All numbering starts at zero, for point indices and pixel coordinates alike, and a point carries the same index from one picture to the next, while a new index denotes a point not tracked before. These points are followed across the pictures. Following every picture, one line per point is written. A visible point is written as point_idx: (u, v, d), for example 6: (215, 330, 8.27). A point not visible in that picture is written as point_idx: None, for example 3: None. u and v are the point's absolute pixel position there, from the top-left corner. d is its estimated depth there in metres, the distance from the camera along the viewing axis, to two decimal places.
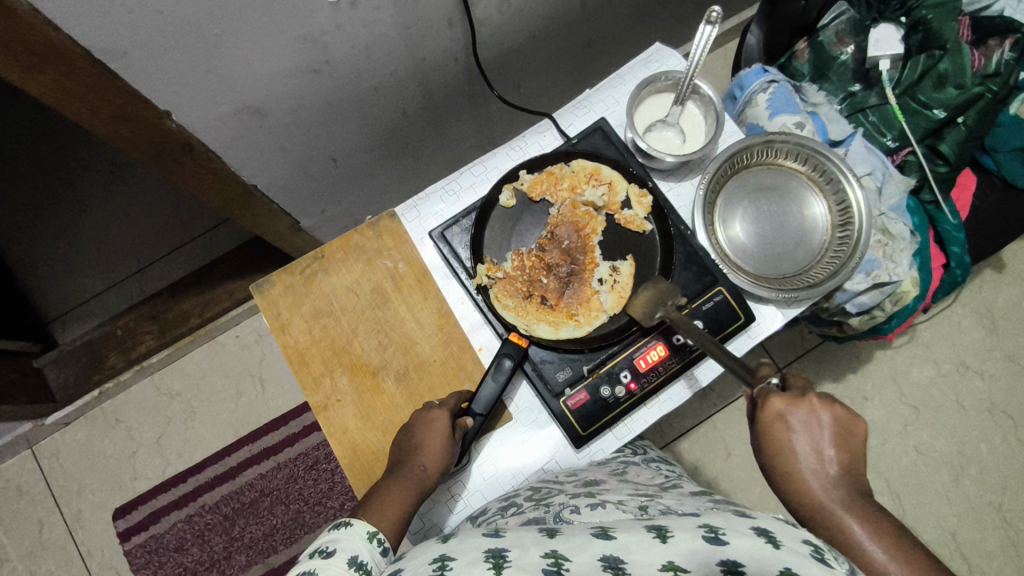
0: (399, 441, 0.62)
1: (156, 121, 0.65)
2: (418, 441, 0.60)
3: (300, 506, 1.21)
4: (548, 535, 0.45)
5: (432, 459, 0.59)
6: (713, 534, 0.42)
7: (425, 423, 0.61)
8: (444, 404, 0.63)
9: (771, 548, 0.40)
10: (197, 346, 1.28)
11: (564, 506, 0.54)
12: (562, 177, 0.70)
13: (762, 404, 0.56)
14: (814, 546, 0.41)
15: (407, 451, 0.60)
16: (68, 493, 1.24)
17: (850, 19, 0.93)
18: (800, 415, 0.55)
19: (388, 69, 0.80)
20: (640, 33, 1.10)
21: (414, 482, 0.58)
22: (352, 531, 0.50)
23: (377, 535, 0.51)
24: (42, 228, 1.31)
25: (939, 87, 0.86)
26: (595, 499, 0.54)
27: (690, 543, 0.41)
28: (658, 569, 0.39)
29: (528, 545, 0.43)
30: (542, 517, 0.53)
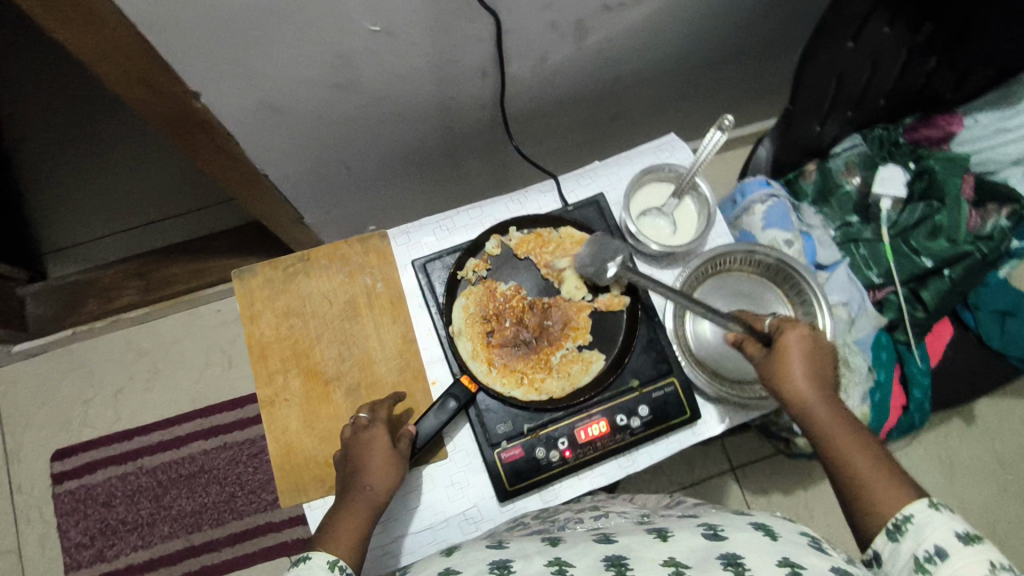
0: (343, 468, 0.61)
1: (183, 97, 0.68)
2: (362, 463, 0.60)
3: (235, 490, 1.22)
4: (551, 544, 0.51)
5: (379, 480, 0.59)
6: (711, 533, 0.49)
7: (366, 444, 0.61)
8: (379, 418, 0.64)
9: (770, 541, 0.47)
10: (178, 310, 1.30)
11: (569, 519, 0.60)
12: (548, 241, 0.72)
13: (780, 335, 0.58)
14: (809, 538, 0.50)
15: (353, 474, 0.60)
16: (14, 424, 1.25)
17: (861, 153, 0.93)
18: (814, 348, 0.58)
19: (416, 99, 0.84)
20: (665, 120, 1.14)
21: (365, 503, 0.58)
22: (311, 564, 0.50)
23: (338, 563, 0.51)
24: (62, 164, 1.34)
25: (932, 236, 0.89)
26: (599, 514, 0.62)
27: (689, 542, 0.48)
28: (659, 563, 0.45)
29: (533, 555, 0.48)
30: (548, 527, 0.59)
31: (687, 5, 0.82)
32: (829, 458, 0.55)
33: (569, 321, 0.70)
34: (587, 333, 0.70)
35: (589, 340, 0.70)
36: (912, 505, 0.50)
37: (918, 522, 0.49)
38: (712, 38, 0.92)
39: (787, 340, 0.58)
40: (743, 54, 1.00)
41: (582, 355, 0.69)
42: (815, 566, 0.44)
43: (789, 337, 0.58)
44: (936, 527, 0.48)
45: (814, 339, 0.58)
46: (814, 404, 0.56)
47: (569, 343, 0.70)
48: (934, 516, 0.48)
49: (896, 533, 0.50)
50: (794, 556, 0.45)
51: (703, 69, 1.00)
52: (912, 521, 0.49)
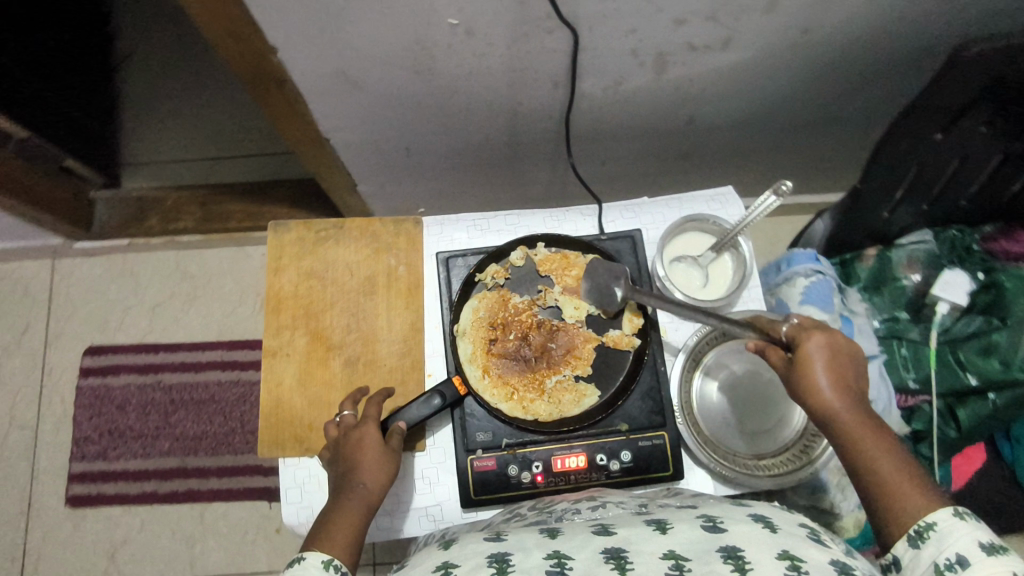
0: (335, 468, 0.61)
1: (263, 51, 0.71)
2: (356, 462, 0.60)
3: (236, 426, 1.28)
4: (549, 536, 0.48)
5: (373, 478, 0.59)
6: (711, 524, 0.46)
7: (358, 445, 0.61)
8: (369, 417, 0.63)
9: (768, 532, 0.44)
10: (228, 246, 1.36)
11: (566, 510, 0.58)
12: (573, 265, 0.71)
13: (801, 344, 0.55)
14: (809, 530, 0.46)
15: (348, 472, 0.59)
16: (59, 313, 1.34)
17: (928, 250, 0.88)
18: (835, 357, 0.54)
19: (486, 98, 0.85)
20: (734, 170, 1.10)
21: (360, 501, 0.57)
22: (305, 566, 0.50)
23: (334, 563, 0.51)
24: (158, 84, 1.41)
25: (984, 354, 0.82)
26: (595, 502, 0.59)
27: (689, 534, 0.45)
28: (660, 556, 0.43)
29: (531, 548, 0.45)
30: (545, 519, 0.57)
31: (777, 60, 0.79)
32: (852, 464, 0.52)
33: (573, 348, 0.69)
34: (588, 364, 0.69)
35: (589, 373, 0.69)
36: (937, 512, 0.47)
37: (941, 530, 0.46)
38: (799, 97, 0.89)
39: (808, 348, 0.54)
40: (829, 120, 0.96)
41: (577, 386, 0.68)
42: (815, 561, 0.42)
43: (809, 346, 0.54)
44: (960, 537, 0.45)
45: (832, 347, 0.54)
46: (838, 409, 0.52)
47: (567, 370, 0.69)
48: (958, 524, 0.46)
49: (918, 539, 0.47)
50: (794, 549, 0.42)
51: (784, 127, 0.96)
52: (935, 528, 0.46)
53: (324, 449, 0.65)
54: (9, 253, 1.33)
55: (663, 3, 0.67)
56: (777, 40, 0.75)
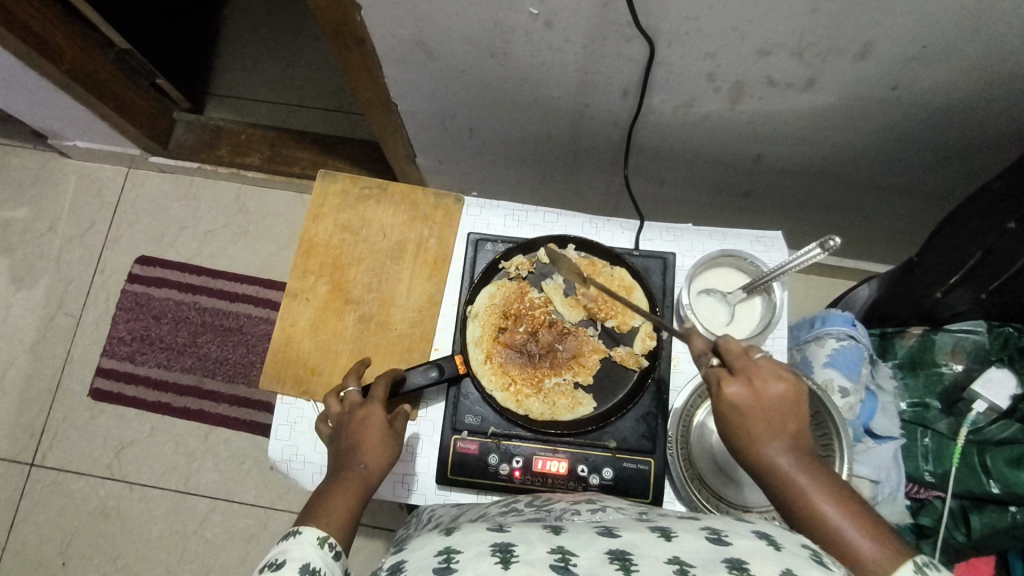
0: (337, 443, 0.61)
1: (347, 7, 0.73)
2: (360, 440, 0.59)
3: (256, 361, 1.34)
4: (551, 532, 0.46)
5: (374, 458, 0.58)
6: (714, 536, 0.43)
7: (363, 425, 0.60)
8: (377, 397, 0.63)
9: (772, 550, 0.41)
10: (287, 188, 1.41)
11: (565, 510, 0.56)
12: (598, 273, 0.70)
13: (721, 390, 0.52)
14: (810, 550, 0.43)
15: (350, 449, 0.59)
16: (123, 218, 1.43)
17: (976, 342, 0.82)
18: (756, 400, 0.51)
19: (554, 93, 0.85)
20: (794, 218, 1.07)
21: (358, 481, 0.57)
22: (301, 539, 0.51)
23: (329, 540, 0.51)
24: (258, 25, 1.48)
25: (1015, 464, 0.75)
26: (596, 505, 0.57)
27: (693, 543, 0.42)
28: (664, 560, 0.40)
29: (533, 541, 0.43)
30: (542, 517, 0.55)
31: (857, 112, 0.76)
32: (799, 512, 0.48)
33: (579, 355, 0.68)
34: (591, 374, 0.68)
35: (590, 382, 0.68)
36: (896, 566, 0.43)
37: None
38: (874, 156, 0.85)
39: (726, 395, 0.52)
40: (903, 186, 0.91)
41: (575, 393, 0.68)
42: None
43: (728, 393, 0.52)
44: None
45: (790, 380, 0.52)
46: (774, 459, 0.49)
47: (568, 376, 0.68)
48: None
49: None
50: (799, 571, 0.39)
51: (853, 184, 0.93)
52: None
53: (324, 421, 0.64)
54: (91, 154, 1.42)
55: (748, 31, 0.66)
56: (861, 92, 0.72)
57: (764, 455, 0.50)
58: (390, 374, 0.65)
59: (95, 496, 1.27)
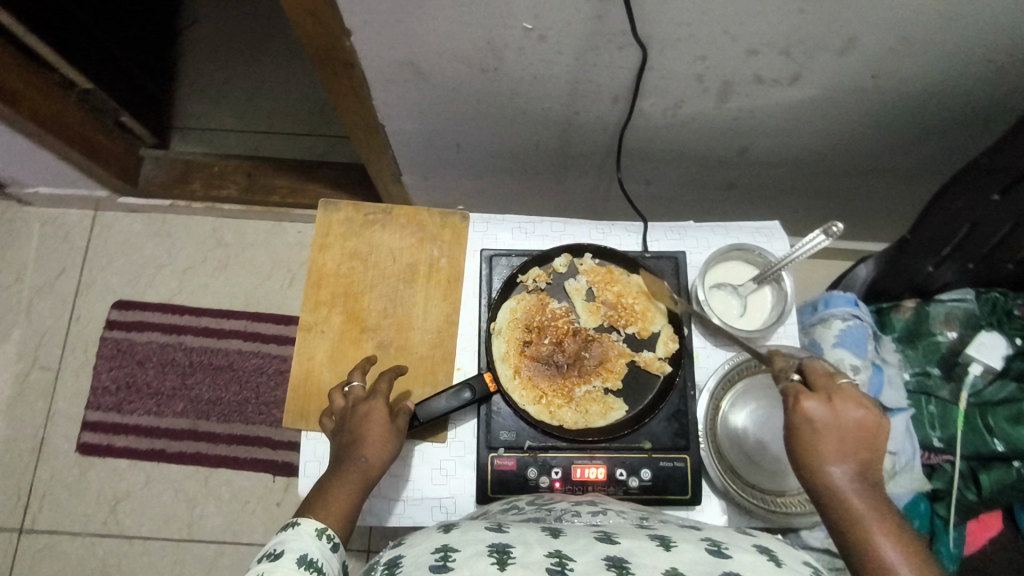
0: (340, 437, 0.63)
1: (337, 34, 0.72)
2: (361, 434, 0.61)
3: (249, 397, 1.30)
4: (551, 535, 0.48)
5: (374, 451, 0.60)
6: (716, 548, 0.46)
7: (365, 418, 0.63)
8: (380, 393, 0.65)
9: (773, 565, 0.45)
10: (265, 218, 1.38)
11: (565, 511, 0.58)
12: (615, 280, 0.71)
13: (797, 401, 0.53)
14: (811, 567, 0.47)
15: (352, 442, 0.61)
16: (95, 264, 1.37)
17: (967, 309, 0.87)
18: (831, 421, 0.51)
19: (545, 104, 0.86)
20: (778, 207, 1.10)
21: (359, 475, 0.59)
22: (298, 530, 0.53)
23: (326, 531, 0.54)
24: (219, 55, 1.45)
25: (1016, 421, 0.80)
26: (597, 508, 0.59)
27: (694, 554, 0.45)
28: (662, 571, 0.43)
29: (532, 544, 0.46)
30: (542, 517, 0.57)
31: (839, 102, 0.79)
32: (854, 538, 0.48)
33: (605, 361, 0.69)
34: (619, 379, 0.69)
35: (619, 387, 0.69)
36: None
37: None
38: (855, 142, 0.89)
39: (801, 407, 0.52)
40: (883, 169, 0.95)
41: (605, 399, 0.69)
42: None
43: (803, 406, 0.52)
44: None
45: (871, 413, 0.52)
46: (837, 480, 0.50)
47: (597, 383, 0.69)
48: None
49: None
50: None
51: (834, 169, 0.96)
52: None
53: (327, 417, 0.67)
54: (54, 200, 1.36)
55: (738, 32, 0.68)
56: (844, 82, 0.75)
57: (827, 475, 0.50)
58: (391, 372, 0.68)
59: (92, 556, 1.21)
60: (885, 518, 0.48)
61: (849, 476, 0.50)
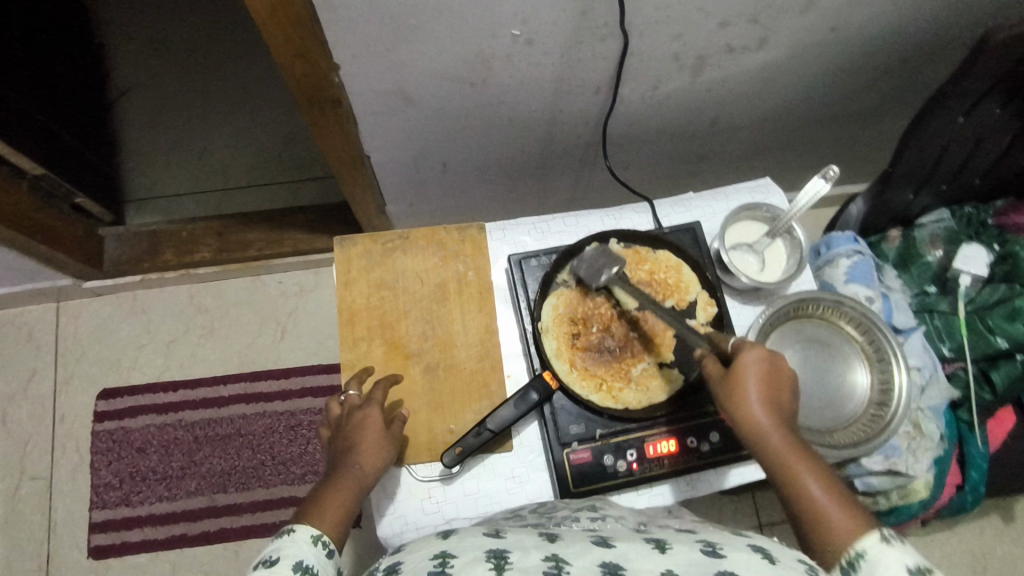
0: (335, 446, 0.64)
1: (327, 71, 0.72)
2: (356, 442, 0.62)
3: (266, 459, 1.25)
4: (548, 540, 0.49)
5: (367, 458, 0.61)
6: (711, 549, 0.47)
7: (359, 425, 0.64)
8: (373, 400, 0.66)
9: (768, 564, 0.45)
10: (244, 275, 1.34)
11: (567, 516, 0.59)
12: (645, 260, 0.74)
13: (739, 356, 0.60)
14: (805, 565, 0.47)
15: (348, 450, 0.62)
16: (68, 357, 1.30)
17: (948, 228, 0.94)
18: (764, 374, 0.59)
19: (530, 108, 0.87)
20: (751, 168, 1.15)
21: (354, 480, 0.60)
22: (295, 538, 0.53)
23: (322, 539, 0.54)
24: (161, 120, 1.40)
25: (1011, 318, 0.86)
26: (597, 513, 0.60)
27: (689, 556, 0.46)
28: (657, 573, 0.43)
29: (529, 548, 0.46)
30: (543, 521, 0.58)
31: (802, 59, 0.85)
32: (783, 472, 0.56)
33: (654, 336, 0.71)
34: (671, 351, 0.71)
35: (671, 359, 0.71)
36: (867, 538, 0.51)
37: (870, 559, 0.50)
38: (817, 95, 0.95)
39: (742, 362, 0.59)
40: (843, 116, 1.02)
41: (662, 372, 0.71)
42: None
43: (746, 360, 0.59)
44: (890, 563, 0.49)
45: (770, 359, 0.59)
46: (768, 424, 0.57)
47: (651, 360, 0.71)
48: (885, 550, 0.50)
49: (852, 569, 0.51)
50: None
51: (800, 123, 1.02)
52: (865, 556, 0.50)
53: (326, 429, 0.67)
54: (10, 298, 1.28)
55: (712, 8, 0.72)
56: (806, 39, 0.81)
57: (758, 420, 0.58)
58: (388, 380, 0.68)
59: None
60: (806, 456, 0.56)
61: (776, 421, 0.57)
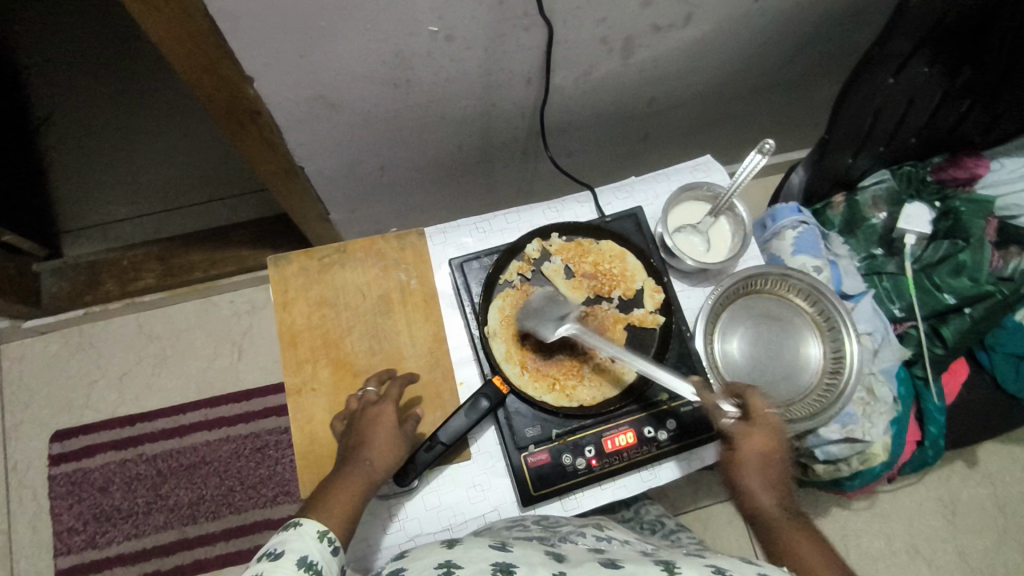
0: (345, 440, 0.61)
1: (239, 84, 0.69)
2: (367, 437, 0.60)
3: (234, 485, 1.21)
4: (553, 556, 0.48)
5: (381, 456, 0.59)
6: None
7: (373, 420, 0.61)
8: (389, 396, 0.63)
9: None
10: (192, 298, 1.29)
11: (571, 532, 0.59)
12: (588, 252, 0.73)
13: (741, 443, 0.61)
14: None
15: (356, 446, 0.59)
16: (16, 402, 1.24)
17: (889, 188, 0.95)
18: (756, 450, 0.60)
19: (461, 104, 0.85)
20: (695, 144, 1.15)
21: (363, 477, 0.57)
22: (301, 532, 0.51)
23: (328, 535, 0.52)
24: (88, 145, 1.34)
25: (955, 274, 0.89)
26: (602, 533, 0.60)
27: None
28: None
29: (535, 565, 0.46)
30: (547, 537, 0.58)
31: (731, 31, 0.84)
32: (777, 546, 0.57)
33: (604, 331, 0.70)
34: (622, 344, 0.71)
35: (623, 351, 0.70)
36: None
37: None
38: (750, 66, 0.94)
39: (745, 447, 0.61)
40: (779, 84, 1.02)
41: (614, 367, 0.70)
42: None
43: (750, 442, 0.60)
44: None
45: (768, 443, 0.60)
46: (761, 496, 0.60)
47: (603, 356, 0.70)
48: None
49: None
50: None
51: (737, 96, 1.02)
52: None
53: (339, 420, 0.65)
54: None
55: None
56: (732, 12, 0.80)
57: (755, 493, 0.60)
58: (405, 377, 0.66)
59: None
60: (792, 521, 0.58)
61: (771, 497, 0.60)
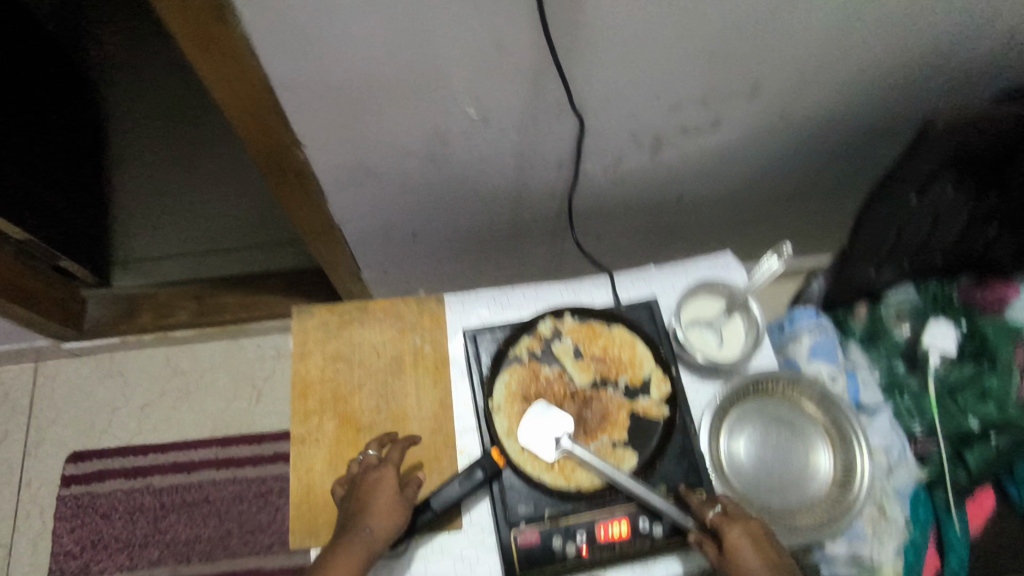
0: (344, 507, 0.61)
1: (290, 147, 0.75)
2: (367, 504, 0.60)
3: (232, 528, 1.21)
4: None
5: (379, 523, 0.59)
6: None
7: (374, 486, 0.61)
8: (390, 461, 0.64)
9: None
10: (222, 338, 1.34)
11: None
12: (598, 335, 0.74)
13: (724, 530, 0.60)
14: None
15: (353, 515, 0.59)
16: (41, 419, 1.29)
17: (913, 303, 0.94)
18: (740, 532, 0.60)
19: (493, 182, 0.90)
20: (722, 240, 1.17)
21: (361, 546, 0.57)
22: None
23: None
24: (153, 185, 1.45)
25: (981, 398, 0.86)
26: None
27: None
28: None
29: None
30: None
31: (757, 138, 0.87)
32: None
33: (609, 414, 0.71)
34: (626, 430, 0.70)
35: (626, 437, 0.70)
36: None
37: None
38: (777, 172, 0.97)
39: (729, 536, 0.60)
40: (806, 191, 1.04)
41: (617, 453, 0.69)
42: None
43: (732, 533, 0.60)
44: None
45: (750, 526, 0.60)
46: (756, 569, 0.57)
47: (606, 440, 0.70)
48: None
49: None
50: None
51: (764, 199, 1.04)
52: None
53: (337, 486, 0.65)
54: None
55: (660, 91, 0.75)
56: (758, 121, 0.83)
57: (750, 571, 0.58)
58: (407, 443, 0.67)
59: None
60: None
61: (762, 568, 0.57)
